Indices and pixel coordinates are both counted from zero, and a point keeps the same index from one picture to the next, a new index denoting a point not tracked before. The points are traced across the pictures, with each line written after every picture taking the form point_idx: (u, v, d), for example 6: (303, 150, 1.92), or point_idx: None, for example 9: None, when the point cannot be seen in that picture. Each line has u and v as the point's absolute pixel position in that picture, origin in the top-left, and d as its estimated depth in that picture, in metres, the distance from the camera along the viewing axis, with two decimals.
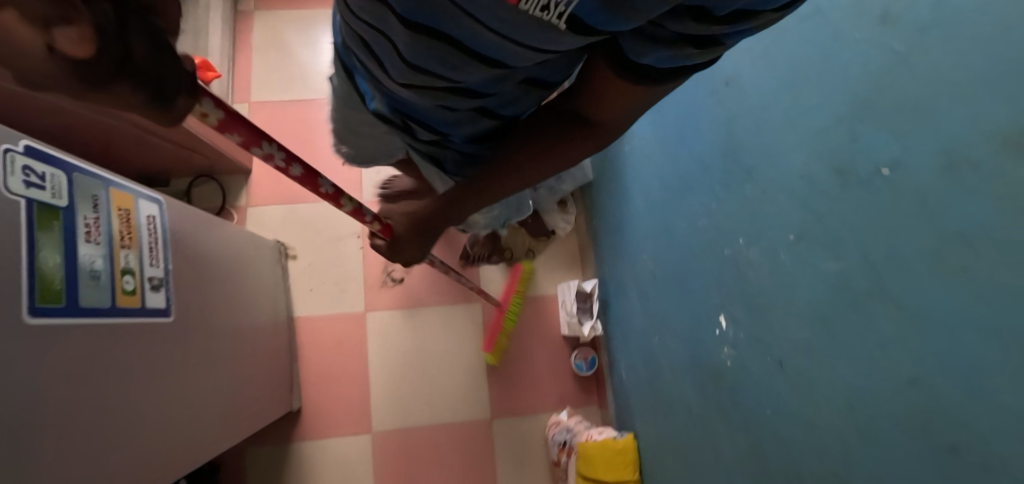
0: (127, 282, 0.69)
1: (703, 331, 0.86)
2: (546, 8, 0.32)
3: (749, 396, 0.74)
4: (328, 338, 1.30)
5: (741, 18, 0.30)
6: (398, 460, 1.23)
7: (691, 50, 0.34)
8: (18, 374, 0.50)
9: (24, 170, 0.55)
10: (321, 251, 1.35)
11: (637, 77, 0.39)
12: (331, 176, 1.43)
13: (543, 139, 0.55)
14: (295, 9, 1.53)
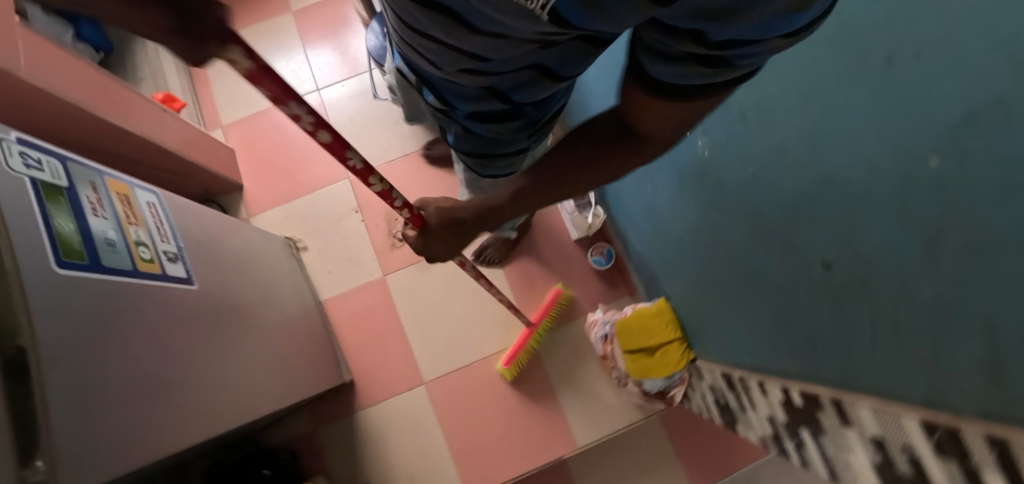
0: (143, 252, 0.76)
1: (701, 226, 0.92)
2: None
3: (739, 250, 0.82)
4: (358, 310, 1.37)
5: (745, 44, 0.31)
6: (455, 399, 1.32)
7: (701, 69, 0.35)
8: (40, 300, 0.55)
9: (21, 155, 0.63)
10: (326, 235, 1.42)
11: (664, 97, 0.41)
12: (315, 164, 1.47)
13: (570, 147, 0.54)
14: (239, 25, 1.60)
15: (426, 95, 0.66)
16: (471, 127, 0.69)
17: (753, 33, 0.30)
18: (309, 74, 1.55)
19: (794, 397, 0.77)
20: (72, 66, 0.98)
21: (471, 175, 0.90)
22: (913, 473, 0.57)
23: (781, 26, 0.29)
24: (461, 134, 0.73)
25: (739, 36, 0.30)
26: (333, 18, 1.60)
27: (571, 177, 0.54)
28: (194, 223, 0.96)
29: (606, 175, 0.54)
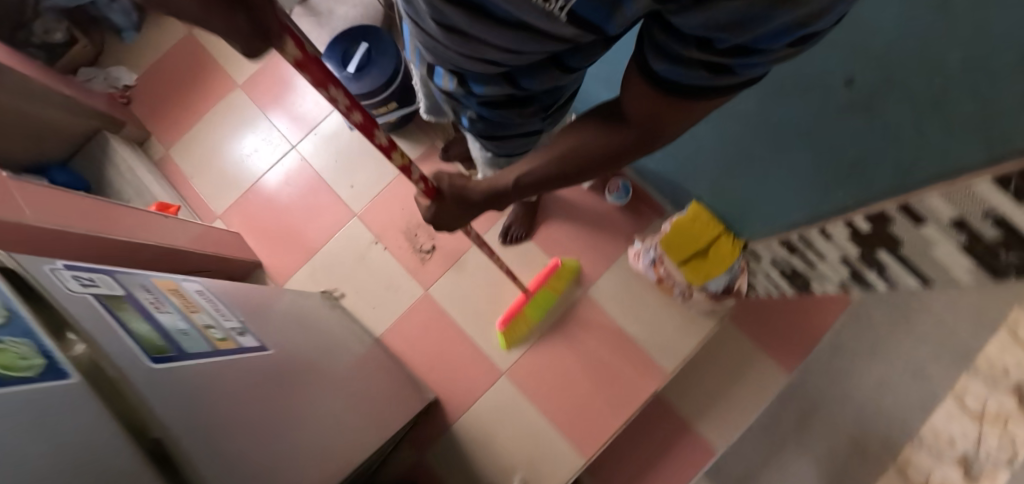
0: (215, 333, 0.78)
1: (758, 162, 0.92)
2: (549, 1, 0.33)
3: (803, 165, 0.82)
4: (415, 331, 1.39)
5: (751, 51, 0.31)
6: (538, 376, 1.34)
7: (708, 74, 0.35)
8: (157, 395, 0.56)
9: (75, 277, 0.64)
10: (357, 276, 1.43)
11: (667, 95, 0.40)
12: (320, 214, 1.49)
13: (570, 137, 0.56)
14: (193, 118, 1.62)
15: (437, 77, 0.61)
16: (481, 113, 0.63)
17: (759, 43, 0.30)
18: (279, 136, 1.57)
19: (860, 227, 0.79)
20: (74, 203, 1.00)
21: (487, 157, 0.84)
22: (1004, 233, 0.60)
23: (783, 38, 0.29)
24: (473, 118, 0.67)
25: (745, 42, 0.30)
26: (280, 77, 1.61)
27: (567, 162, 0.56)
28: (237, 299, 0.98)
29: (604, 161, 0.54)
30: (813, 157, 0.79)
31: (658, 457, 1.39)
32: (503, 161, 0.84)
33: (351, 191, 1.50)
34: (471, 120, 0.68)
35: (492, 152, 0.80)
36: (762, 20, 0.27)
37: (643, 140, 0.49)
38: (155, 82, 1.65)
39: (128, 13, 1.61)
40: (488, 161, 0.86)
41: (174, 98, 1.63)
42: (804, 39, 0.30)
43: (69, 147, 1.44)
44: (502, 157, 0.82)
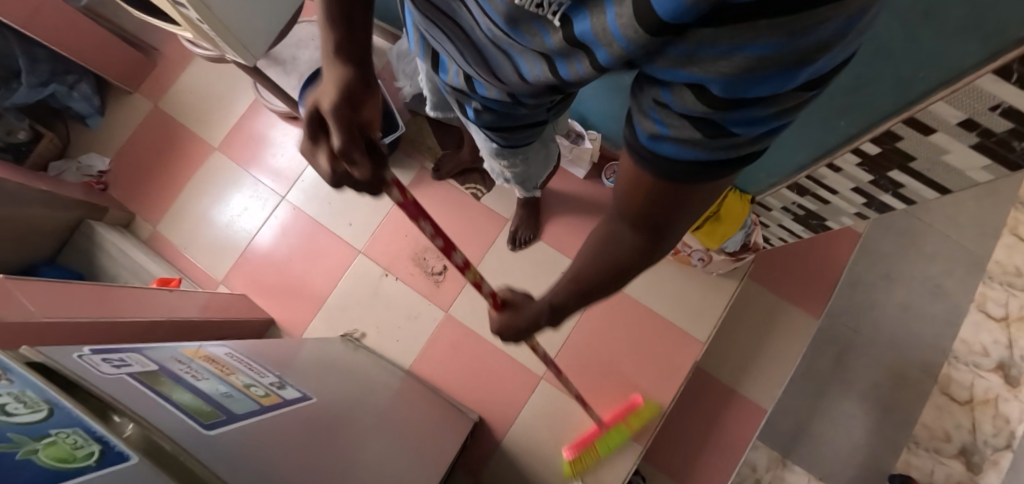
0: (257, 390, 0.75)
1: (840, 155, 0.85)
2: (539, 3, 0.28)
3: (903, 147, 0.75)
4: (444, 354, 1.36)
5: (754, 102, 0.25)
6: (576, 373, 1.32)
7: (705, 139, 0.28)
8: (222, 462, 0.53)
9: (106, 359, 0.61)
10: (374, 312, 1.41)
11: (662, 174, 0.34)
12: (325, 258, 1.47)
13: (591, 243, 0.51)
14: (176, 190, 1.59)
15: (447, 68, 0.63)
16: (489, 105, 0.65)
17: (760, 86, 0.23)
18: (266, 190, 1.55)
19: (868, 150, 0.79)
20: (77, 294, 0.97)
21: (492, 148, 0.86)
22: (1014, 123, 0.59)
23: (791, 76, 0.23)
24: (480, 111, 0.69)
25: (742, 89, 0.24)
26: (254, 132, 1.59)
27: (597, 272, 0.50)
28: (264, 356, 0.95)
29: (633, 269, 0.48)
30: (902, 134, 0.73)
31: (711, 428, 1.38)
32: (508, 152, 0.86)
33: (351, 229, 1.48)
34: (478, 113, 0.70)
35: (499, 143, 0.82)
36: (756, 50, 0.21)
37: (661, 242, 0.43)
38: (129, 162, 1.62)
39: (89, 97, 1.59)
40: (495, 153, 0.89)
41: (151, 174, 1.61)
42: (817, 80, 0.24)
43: (56, 243, 1.40)
44: (508, 148, 0.84)
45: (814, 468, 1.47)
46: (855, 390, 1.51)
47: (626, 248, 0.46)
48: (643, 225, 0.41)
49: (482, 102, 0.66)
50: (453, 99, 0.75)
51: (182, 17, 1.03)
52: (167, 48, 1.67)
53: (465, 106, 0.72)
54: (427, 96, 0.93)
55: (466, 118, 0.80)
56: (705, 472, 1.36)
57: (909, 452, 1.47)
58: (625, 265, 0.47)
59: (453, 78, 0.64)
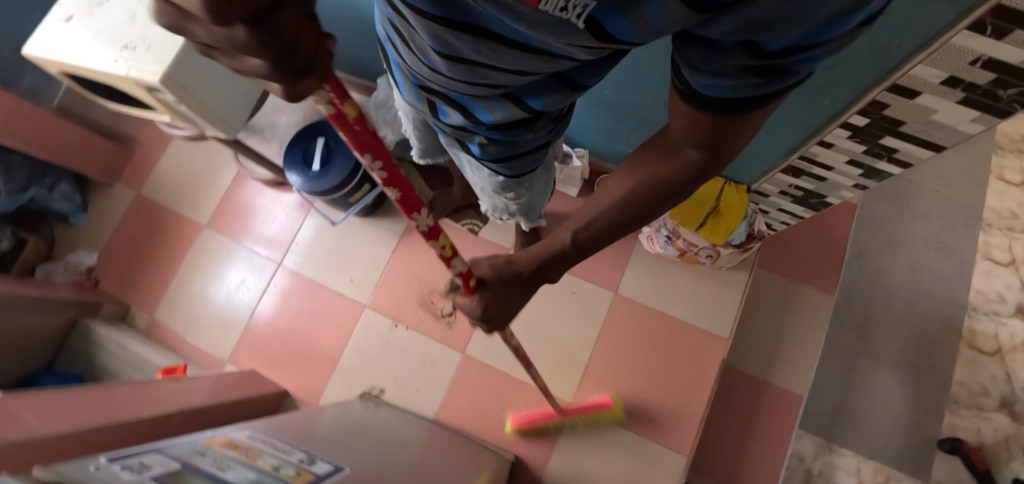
0: (286, 471, 0.71)
1: (818, 128, 0.87)
2: (564, 8, 0.28)
3: (879, 113, 0.77)
4: (467, 395, 1.32)
5: (805, 48, 0.29)
6: (604, 391, 1.29)
7: (756, 81, 0.33)
8: None
9: (123, 466, 0.58)
10: (389, 365, 1.37)
11: (712, 112, 0.39)
12: (330, 318, 1.43)
13: (644, 167, 0.54)
14: (168, 274, 1.56)
15: (446, 110, 0.64)
16: (496, 134, 0.67)
17: (811, 35, 0.27)
18: (261, 259, 1.52)
19: (856, 122, 0.80)
20: (81, 399, 0.92)
21: (496, 182, 0.87)
22: (996, 72, 0.61)
23: (845, 25, 0.26)
24: (485, 142, 0.71)
25: (797, 41, 0.28)
26: (241, 204, 1.58)
27: (641, 193, 0.55)
28: (287, 431, 0.91)
29: (684, 187, 0.53)
30: (880, 101, 0.74)
31: (752, 426, 1.34)
32: (513, 184, 0.87)
33: (353, 284, 1.45)
34: (484, 145, 0.71)
35: (503, 176, 0.83)
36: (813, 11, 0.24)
37: (717, 161, 0.48)
38: (118, 254, 1.59)
39: (70, 195, 1.57)
40: (497, 187, 0.90)
41: (142, 263, 1.58)
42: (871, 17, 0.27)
43: (52, 348, 1.36)
44: (512, 180, 0.86)
45: (861, 447, 1.43)
46: (885, 360, 1.49)
47: (687, 165, 0.49)
48: (705, 143, 0.45)
49: (487, 133, 0.67)
50: (453, 138, 0.76)
51: (157, 102, 1.03)
52: (143, 135, 1.67)
53: (468, 142, 0.73)
54: (415, 143, 0.93)
55: (466, 154, 0.81)
56: (755, 472, 1.31)
57: (951, 413, 1.44)
58: (677, 184, 0.52)
59: (455, 118, 0.65)
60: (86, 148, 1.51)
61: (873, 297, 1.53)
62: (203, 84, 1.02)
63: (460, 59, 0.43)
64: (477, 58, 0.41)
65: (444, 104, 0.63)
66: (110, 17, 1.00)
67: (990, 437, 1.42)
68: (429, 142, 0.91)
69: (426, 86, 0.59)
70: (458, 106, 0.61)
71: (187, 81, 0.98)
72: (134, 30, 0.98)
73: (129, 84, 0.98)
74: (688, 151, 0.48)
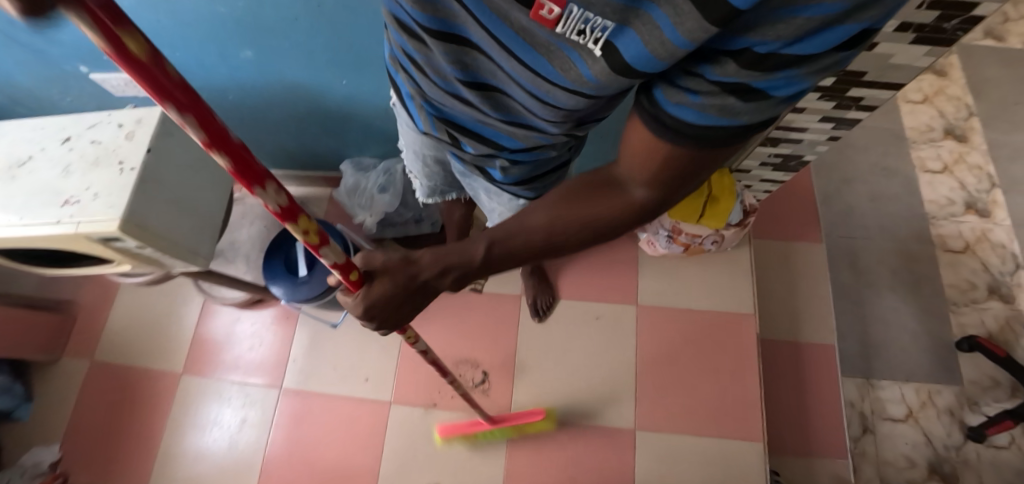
0: None
1: None
2: (581, 33, 0.37)
3: (845, 68, 0.83)
4: (529, 457, 1.24)
5: (790, 63, 0.31)
6: (661, 405, 1.26)
7: (739, 101, 0.35)
8: None
9: None
10: (436, 455, 1.25)
11: (682, 141, 0.39)
12: (354, 427, 1.30)
13: (583, 197, 0.53)
14: (150, 438, 1.36)
15: (465, 140, 0.68)
16: (519, 157, 0.68)
17: (803, 39, 0.29)
18: (256, 389, 1.37)
19: (823, 83, 0.87)
20: None
21: (518, 206, 0.87)
22: (939, 9, 0.68)
23: (832, 34, 0.29)
24: (507, 167, 0.71)
25: (785, 48, 0.30)
26: (217, 337, 1.44)
27: (553, 233, 0.55)
28: None
29: (606, 230, 0.54)
30: None
31: (801, 388, 1.36)
32: None
33: (370, 383, 1.34)
34: (505, 170, 0.72)
35: (526, 198, 0.83)
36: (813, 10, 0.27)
37: (657, 205, 0.50)
38: (85, 437, 1.37)
39: (10, 387, 1.35)
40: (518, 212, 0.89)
41: (116, 436, 1.37)
42: (850, 40, 0.30)
43: None
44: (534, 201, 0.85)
45: (897, 373, 1.49)
46: (884, 287, 1.58)
47: (632, 203, 0.50)
48: (658, 183, 0.46)
49: (509, 156, 0.68)
50: (470, 166, 0.78)
51: (116, 252, 0.91)
52: (84, 296, 1.50)
53: (488, 168, 0.74)
54: (422, 184, 1.02)
55: (484, 181, 0.83)
56: (822, 432, 1.32)
57: (956, 314, 1.54)
58: (607, 224, 0.53)
59: (473, 146, 0.68)
60: (21, 328, 1.33)
61: (851, 234, 1.63)
62: (166, 218, 0.94)
63: (473, 78, 0.51)
64: (494, 72, 0.48)
65: (463, 136, 0.67)
66: (39, 176, 0.90)
67: (995, 324, 1.53)
68: (438, 180, 0.99)
69: (444, 111, 0.63)
70: (473, 134, 0.65)
71: (149, 220, 0.89)
72: (72, 182, 0.88)
73: (81, 242, 0.87)
74: (637, 188, 0.49)
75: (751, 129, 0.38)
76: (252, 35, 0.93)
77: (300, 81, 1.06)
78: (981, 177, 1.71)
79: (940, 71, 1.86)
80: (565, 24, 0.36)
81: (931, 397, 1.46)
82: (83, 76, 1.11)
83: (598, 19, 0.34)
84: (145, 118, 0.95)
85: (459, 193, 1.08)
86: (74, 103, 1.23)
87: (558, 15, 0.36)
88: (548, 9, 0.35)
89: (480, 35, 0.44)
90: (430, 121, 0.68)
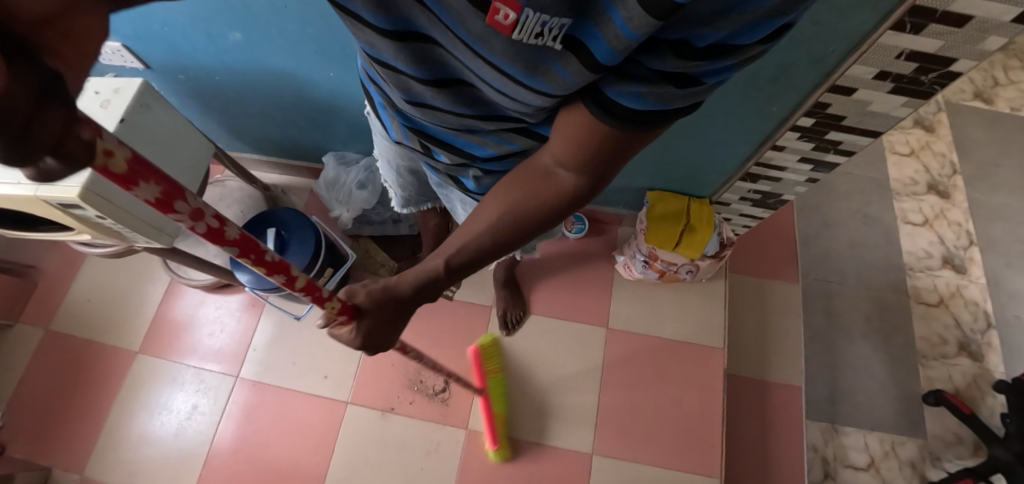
0: None
1: (766, 132, 0.95)
2: (540, 34, 0.36)
3: (828, 110, 0.83)
4: (481, 474, 1.20)
5: (723, 53, 0.35)
6: (621, 431, 1.24)
7: (674, 89, 0.38)
8: None
9: None
10: (388, 462, 1.22)
11: (617, 124, 0.42)
12: (307, 425, 1.26)
13: (521, 185, 0.58)
14: (96, 416, 1.32)
15: (438, 150, 0.69)
16: (491, 166, 0.70)
17: (737, 31, 0.33)
18: (212, 376, 1.33)
19: (803, 124, 0.87)
20: None
21: None
22: (918, 62, 0.69)
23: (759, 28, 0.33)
24: (479, 176, 0.74)
25: (724, 40, 0.33)
26: (179, 318, 1.40)
27: (507, 220, 0.60)
28: None
29: (548, 214, 0.59)
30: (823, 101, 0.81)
31: (765, 426, 1.35)
32: None
33: (329, 382, 1.30)
34: (479, 179, 0.74)
35: None
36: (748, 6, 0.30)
37: (590, 185, 0.54)
38: (28, 409, 1.32)
39: None
40: None
41: (60, 413, 1.32)
42: (773, 33, 0.34)
43: None
44: None
45: (862, 421, 1.48)
46: (857, 333, 1.58)
47: (566, 189, 0.55)
48: (585, 168, 0.51)
49: (482, 166, 0.70)
50: (444, 176, 0.79)
51: (75, 220, 0.89)
52: (48, 263, 1.47)
53: (461, 177, 0.76)
54: (395, 193, 1.02)
55: (459, 191, 0.84)
56: (782, 475, 1.31)
57: (924, 368, 1.54)
58: (550, 207, 0.57)
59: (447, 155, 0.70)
60: None
61: (828, 277, 1.64)
62: None
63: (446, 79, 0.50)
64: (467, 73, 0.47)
65: (435, 145, 0.68)
66: None
67: (963, 382, 1.53)
68: (411, 189, 0.99)
69: (415, 121, 0.64)
70: (445, 144, 0.66)
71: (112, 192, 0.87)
72: None
73: (38, 205, 0.84)
74: (573, 177, 0.53)
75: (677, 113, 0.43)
76: (241, 18, 0.92)
77: (286, 68, 1.04)
78: (961, 234, 1.73)
79: (929, 126, 1.90)
80: (521, 30, 0.35)
81: (894, 448, 1.46)
82: None
83: (555, 21, 0.34)
84: (123, 88, 0.92)
85: (432, 202, 1.07)
86: None
87: (515, 21, 0.34)
88: (504, 15, 0.34)
89: (439, 32, 0.42)
90: (402, 130, 0.69)
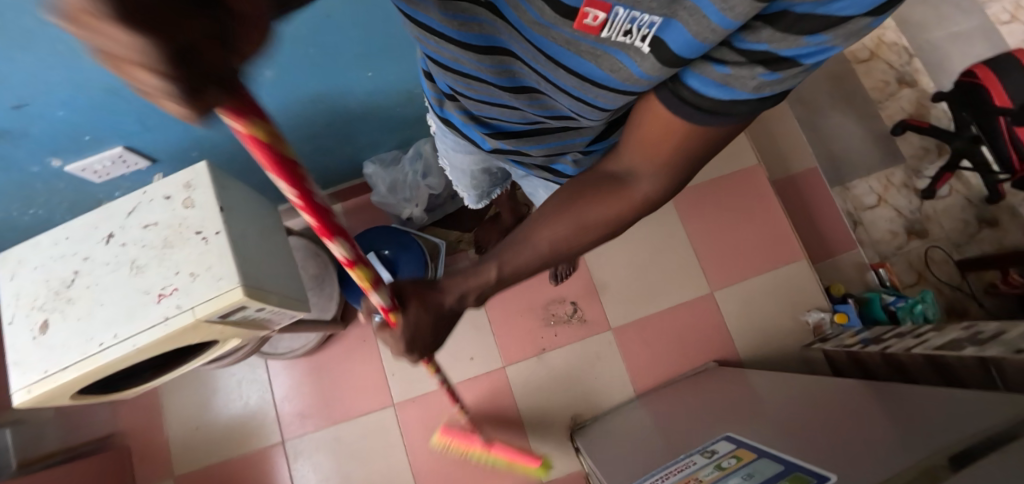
0: (729, 463, 0.76)
1: None
2: (627, 33, 0.39)
3: None
4: (642, 355, 1.39)
5: (821, 28, 0.34)
6: (723, 266, 1.46)
7: (762, 72, 0.38)
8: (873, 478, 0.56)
9: None
10: (569, 388, 1.36)
11: (694, 114, 0.42)
12: (483, 403, 1.35)
13: (590, 195, 0.56)
14: None
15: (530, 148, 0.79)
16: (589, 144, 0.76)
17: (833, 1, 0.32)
18: (369, 416, 1.35)
19: None
20: None
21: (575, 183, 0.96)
22: None
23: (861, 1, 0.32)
24: (577, 157, 0.82)
25: (819, 9, 0.32)
26: (300, 388, 1.37)
27: (577, 231, 0.57)
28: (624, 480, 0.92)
29: (612, 228, 0.57)
30: None
31: (808, 210, 1.62)
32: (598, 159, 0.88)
33: (478, 358, 1.38)
34: (577, 161, 0.82)
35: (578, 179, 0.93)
36: None
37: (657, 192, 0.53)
38: None
39: None
40: None
41: None
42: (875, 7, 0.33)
43: None
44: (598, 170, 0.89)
45: (861, 172, 1.82)
46: (828, 108, 1.87)
47: (640, 196, 0.53)
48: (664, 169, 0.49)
49: (583, 149, 0.78)
50: (536, 169, 0.89)
51: (231, 328, 0.83)
52: (125, 419, 1.35)
53: (557, 163, 0.84)
54: (468, 194, 1.15)
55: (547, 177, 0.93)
56: (837, 236, 1.60)
57: (884, 110, 1.88)
58: (613, 219, 0.56)
59: (537, 147, 0.78)
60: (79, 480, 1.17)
61: None
62: (265, 271, 0.87)
63: (519, 77, 0.57)
64: (535, 76, 0.54)
65: (515, 136, 0.76)
66: (106, 285, 0.79)
67: (912, 107, 1.89)
68: (481, 185, 1.11)
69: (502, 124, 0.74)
70: (534, 143, 0.76)
71: (256, 280, 0.82)
72: (154, 275, 0.79)
73: (196, 331, 0.78)
74: (641, 183, 0.52)
75: (773, 101, 0.42)
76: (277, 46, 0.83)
77: (320, 90, 0.98)
78: None
79: None
80: (610, 29, 0.40)
81: (890, 179, 1.81)
82: (55, 172, 0.94)
83: (643, 16, 0.37)
84: (192, 179, 0.84)
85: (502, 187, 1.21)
86: (37, 216, 1.05)
87: (603, 20, 0.39)
88: (593, 16, 0.38)
89: (518, 42, 0.48)
90: (492, 137, 0.78)
